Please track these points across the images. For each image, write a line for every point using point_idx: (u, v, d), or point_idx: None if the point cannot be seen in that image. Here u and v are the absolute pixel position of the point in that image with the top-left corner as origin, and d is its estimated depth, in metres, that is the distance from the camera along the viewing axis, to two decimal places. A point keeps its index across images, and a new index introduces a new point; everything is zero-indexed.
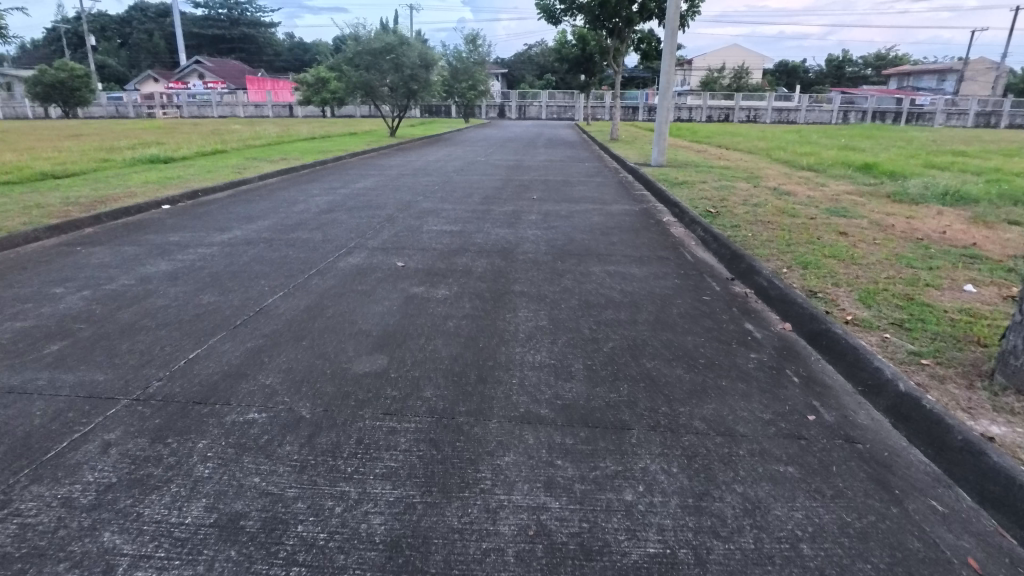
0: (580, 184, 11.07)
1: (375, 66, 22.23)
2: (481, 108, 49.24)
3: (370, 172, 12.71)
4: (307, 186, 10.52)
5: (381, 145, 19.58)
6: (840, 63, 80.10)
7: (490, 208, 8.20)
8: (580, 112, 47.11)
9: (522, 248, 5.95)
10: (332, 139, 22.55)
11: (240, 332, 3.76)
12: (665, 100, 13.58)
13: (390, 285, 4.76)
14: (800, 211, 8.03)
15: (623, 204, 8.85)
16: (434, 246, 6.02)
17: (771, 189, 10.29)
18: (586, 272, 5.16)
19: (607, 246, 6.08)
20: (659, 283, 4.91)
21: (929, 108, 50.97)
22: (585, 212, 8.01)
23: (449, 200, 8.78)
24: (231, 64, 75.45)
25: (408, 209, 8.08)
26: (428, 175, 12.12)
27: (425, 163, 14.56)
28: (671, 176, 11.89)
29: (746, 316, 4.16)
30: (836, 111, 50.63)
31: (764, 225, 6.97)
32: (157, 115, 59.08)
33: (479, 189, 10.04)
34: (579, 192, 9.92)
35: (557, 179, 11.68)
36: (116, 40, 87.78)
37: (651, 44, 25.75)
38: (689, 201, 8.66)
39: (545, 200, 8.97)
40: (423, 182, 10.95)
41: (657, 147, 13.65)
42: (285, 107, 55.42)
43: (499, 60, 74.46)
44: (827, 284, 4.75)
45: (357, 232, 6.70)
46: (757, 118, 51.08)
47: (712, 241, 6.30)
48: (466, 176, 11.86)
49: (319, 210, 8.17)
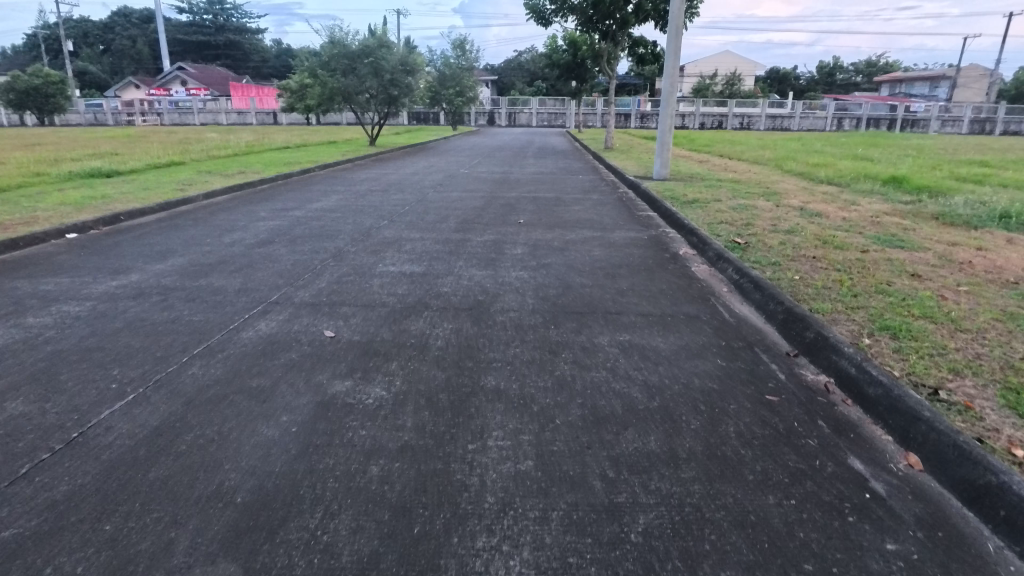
0: (573, 202, 9.59)
1: (352, 70, 20.78)
2: (469, 114, 47.83)
3: (336, 188, 11.19)
4: (256, 207, 8.98)
5: (357, 155, 18.05)
6: (832, 70, 79.57)
7: (466, 237, 6.71)
8: (571, 120, 45.92)
9: (502, 302, 4.44)
10: (307, 149, 21.02)
11: (12, 498, 2.22)
12: (669, 106, 12.15)
13: (302, 374, 3.23)
14: (844, 240, 6.59)
15: (627, 229, 7.38)
16: (384, 300, 4.51)
17: (797, 209, 8.82)
18: (590, 345, 3.66)
19: (613, 297, 4.58)
20: (696, 366, 3.40)
21: (925, 115, 50.17)
22: (582, 243, 6.51)
23: (419, 226, 7.28)
24: (214, 71, 73.78)
25: (366, 239, 6.57)
26: (400, 191, 10.61)
27: (401, 177, 13.07)
28: (678, 192, 10.44)
29: (844, 441, 2.67)
30: (831, 119, 49.80)
31: (811, 264, 5.50)
32: (136, 123, 57.24)
33: (457, 210, 8.55)
34: (573, 213, 8.45)
35: (548, 196, 10.23)
36: (99, 46, 85.89)
37: (646, 49, 24.30)
38: (708, 227, 7.17)
39: (534, 225, 7.49)
40: (393, 201, 9.45)
41: (659, 159, 12.20)
42: (268, 114, 53.99)
43: (489, 67, 73.46)
44: (941, 371, 3.28)
45: (290, 274, 5.19)
46: (751, 124, 50.08)
47: (751, 287, 4.81)
48: (444, 194, 10.38)
49: (256, 239, 6.65)
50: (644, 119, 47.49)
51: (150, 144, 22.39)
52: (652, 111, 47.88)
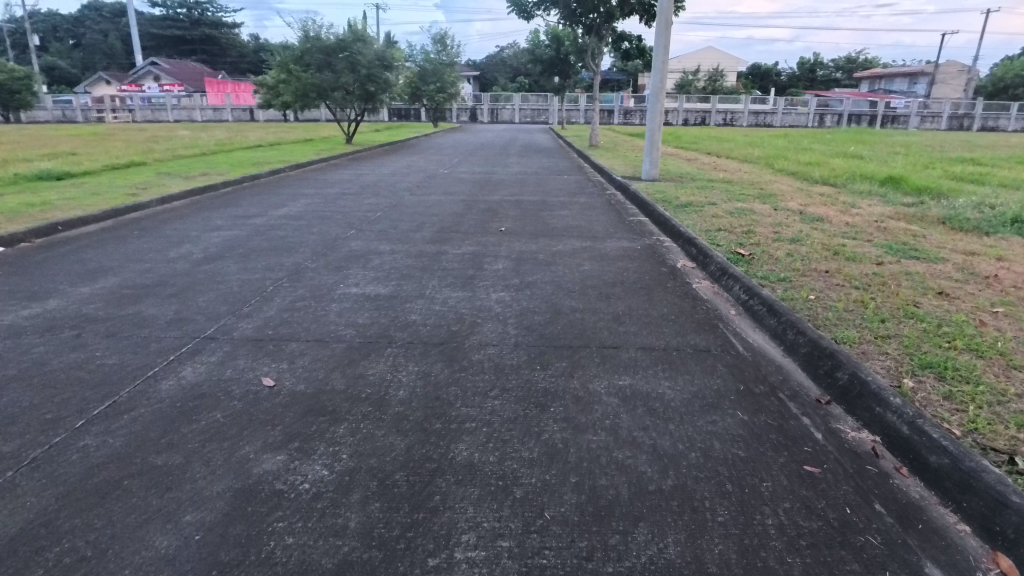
0: (558, 206, 8.97)
1: (327, 65, 19.94)
2: (451, 111, 47.00)
3: (305, 191, 10.46)
4: (214, 214, 8.23)
5: (332, 154, 17.27)
6: (813, 66, 79.93)
7: (442, 249, 6.05)
8: (554, 116, 45.34)
9: (478, 335, 3.80)
10: (281, 147, 20.16)
11: None
12: (658, 102, 11.57)
13: (222, 446, 2.56)
14: (855, 249, 6.04)
15: (618, 238, 6.78)
16: (341, 333, 3.84)
17: (797, 213, 8.28)
18: (583, 394, 3.04)
19: (608, 327, 3.96)
20: (712, 421, 2.80)
21: (905, 111, 50.38)
22: (570, 255, 5.90)
23: (390, 237, 6.61)
24: (189, 66, 71.97)
25: (329, 253, 5.88)
26: (374, 195, 9.90)
27: (377, 178, 12.36)
28: (669, 194, 9.86)
29: (912, 538, 2.09)
30: (813, 115, 49.76)
31: (825, 280, 4.93)
32: (107, 119, 55.50)
33: (433, 216, 7.88)
34: (559, 219, 7.84)
35: (532, 199, 9.61)
36: (70, 42, 83.52)
37: (631, 44, 23.61)
38: (707, 235, 6.59)
39: (517, 233, 6.86)
40: (365, 206, 8.76)
41: (648, 159, 11.63)
42: (245, 111, 52.71)
43: (471, 63, 72.57)
44: (1007, 426, 2.71)
45: (234, 299, 4.49)
46: (735, 120, 49.88)
47: (764, 311, 4.22)
48: (420, 197, 9.70)
49: (205, 254, 5.93)
50: (628, 116, 47.09)
51: (115, 143, 21.39)
52: (635, 107, 47.47)
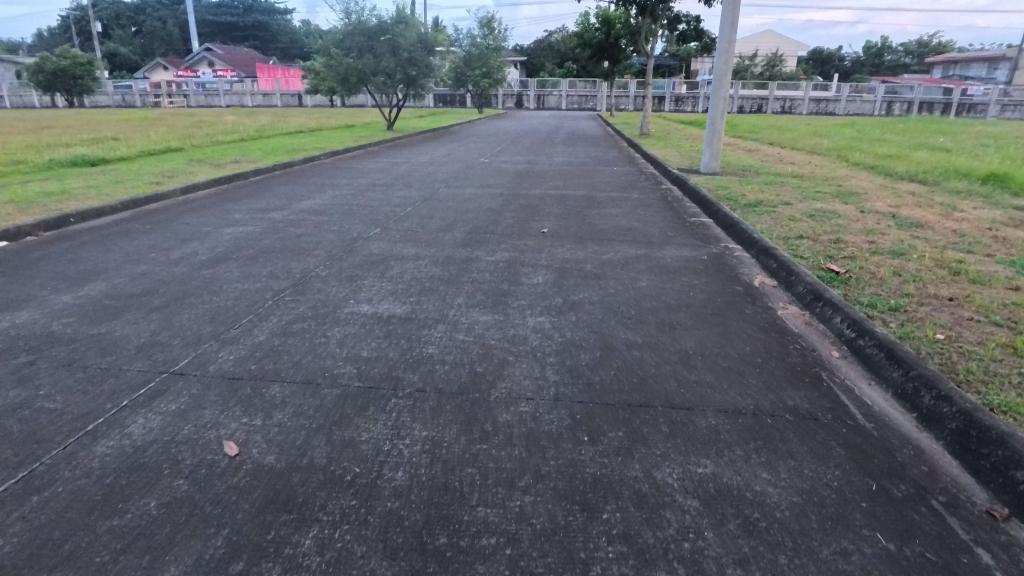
0: (608, 203, 8.03)
1: (369, 49, 19.35)
2: (496, 96, 46.12)
3: (335, 182, 9.82)
4: (234, 207, 7.64)
5: (370, 141, 16.68)
6: (880, 50, 75.21)
7: (473, 255, 5.24)
8: (602, 103, 43.91)
9: (507, 381, 2.98)
10: (320, 133, 19.72)
11: None
12: (722, 87, 10.39)
13: (139, 565, 1.82)
14: (975, 267, 4.94)
15: (678, 244, 5.82)
16: (337, 372, 3.07)
17: (888, 216, 7.12)
18: (648, 490, 2.19)
19: (676, 374, 3.09)
20: (843, 553, 1.92)
21: (984, 99, 46.63)
22: (623, 267, 4.99)
23: (416, 238, 5.85)
24: (242, 52, 73.34)
25: (344, 258, 5.16)
26: (407, 187, 9.19)
27: (412, 168, 11.65)
28: (733, 190, 8.77)
29: None
30: (880, 102, 46.64)
31: (951, 312, 3.90)
32: (162, 104, 56.95)
33: (467, 214, 7.09)
34: (609, 219, 6.92)
35: (577, 194, 8.70)
36: (132, 29, 86.35)
37: (688, 25, 21.70)
38: (786, 243, 5.56)
39: (560, 236, 5.99)
40: (395, 199, 8.04)
41: (708, 150, 10.52)
42: (294, 96, 53.32)
43: (518, 48, 71.34)
44: None
45: (224, 318, 3.80)
46: (793, 108, 47.24)
47: (880, 357, 3.26)
48: (455, 189, 8.92)
49: (210, 256, 5.29)
50: (679, 102, 45.14)
51: (159, 128, 21.39)
52: (686, 93, 45.44)
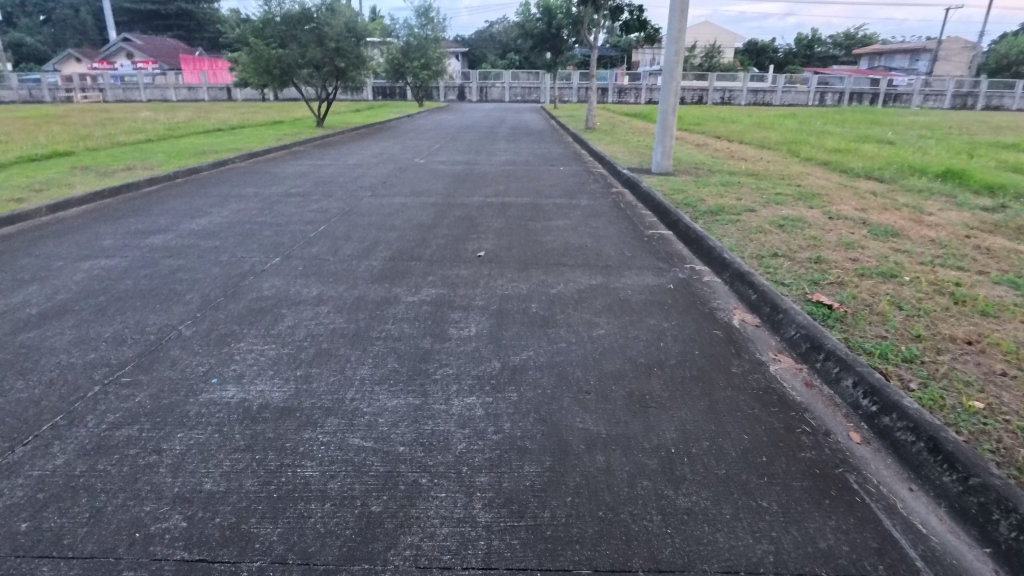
0: (555, 211, 7.12)
1: (292, 39, 17.83)
2: (438, 89, 44.67)
3: (244, 191, 8.55)
4: (108, 230, 6.33)
5: (295, 140, 15.25)
6: (810, 42, 77.63)
7: (390, 294, 4.21)
8: (546, 94, 43.21)
9: (415, 534, 2.00)
10: (242, 130, 18.05)
11: None
12: (673, 79, 9.60)
13: None
14: (978, 291, 4.28)
15: (637, 267, 4.96)
16: (155, 531, 2.02)
17: (861, 223, 6.49)
18: None
19: (657, 496, 2.19)
20: None
21: (908, 89, 48.49)
22: (576, 304, 4.07)
23: (323, 271, 4.76)
24: (165, 42, 68.78)
25: (223, 305, 4.03)
26: (326, 197, 8.01)
27: (338, 172, 10.44)
28: (691, 193, 8.02)
29: None
30: (813, 93, 47.83)
31: (977, 362, 3.18)
32: (75, 98, 52.51)
33: (391, 232, 6.04)
34: (557, 234, 6.00)
35: (521, 200, 7.77)
36: (39, 16, 79.71)
37: (631, 14, 20.95)
38: (761, 265, 4.78)
39: (498, 259, 5.04)
40: (308, 214, 6.88)
41: (659, 147, 9.76)
42: (222, 89, 50.30)
43: (459, 38, 69.75)
44: None
45: (16, 424, 2.66)
46: (732, 99, 47.86)
47: (919, 448, 2.46)
48: (382, 199, 7.81)
49: (44, 307, 4.07)
50: (622, 94, 44.94)
51: (56, 127, 19.13)
52: (629, 84, 45.32)
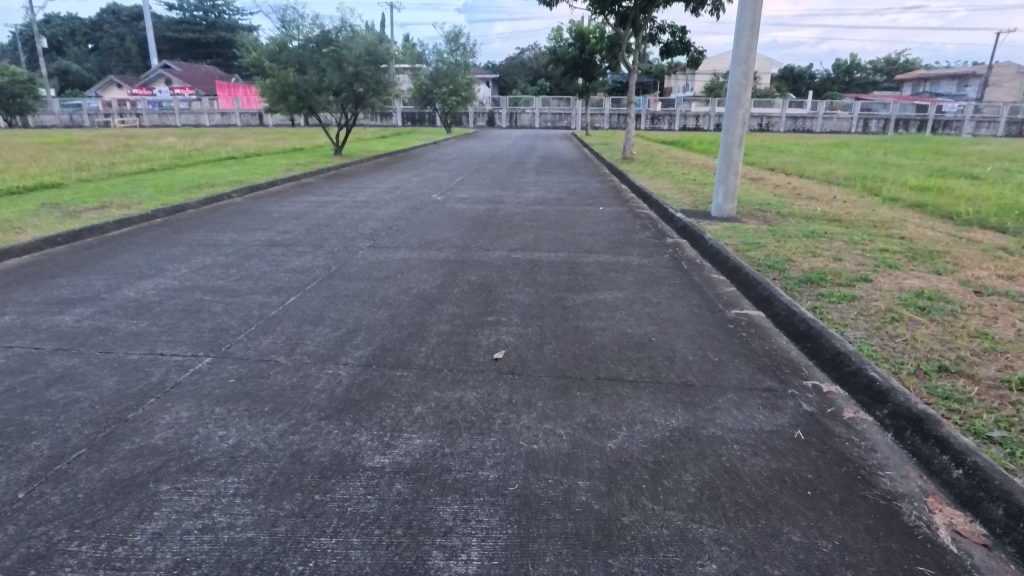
0: (600, 274, 5.48)
1: (310, 62, 16.72)
2: (467, 115, 43.86)
3: (222, 237, 7.14)
4: (23, 296, 4.92)
5: (306, 171, 14.03)
6: (849, 67, 75.36)
7: (347, 450, 2.61)
8: (578, 121, 42.05)
9: None
10: (255, 159, 16.96)
11: None
12: (742, 106, 7.84)
13: None
14: None
15: (734, 387, 3.26)
16: None
17: None
18: None
19: None
20: None
21: (958, 116, 45.94)
22: (655, 483, 2.40)
23: (263, 389, 3.20)
24: (202, 70, 70.14)
25: (74, 470, 2.48)
26: (314, 247, 6.54)
27: (341, 211, 9.02)
28: (770, 248, 6.31)
29: None
30: (856, 120, 45.54)
31: None
32: (112, 123, 53.29)
33: (380, 310, 4.47)
34: (606, 316, 4.35)
35: (554, 255, 6.15)
36: (87, 46, 82.53)
37: (673, 36, 19.38)
38: (935, 396, 3.03)
39: (521, 368, 3.42)
40: (283, 275, 5.39)
41: (721, 187, 8.10)
42: (254, 115, 50.59)
43: (490, 66, 69.53)
44: None
45: None
46: (771, 126, 45.86)
47: None
48: (381, 252, 6.30)
49: None
50: (654, 121, 43.57)
51: (66, 153, 18.30)
52: (661, 110, 44.01)
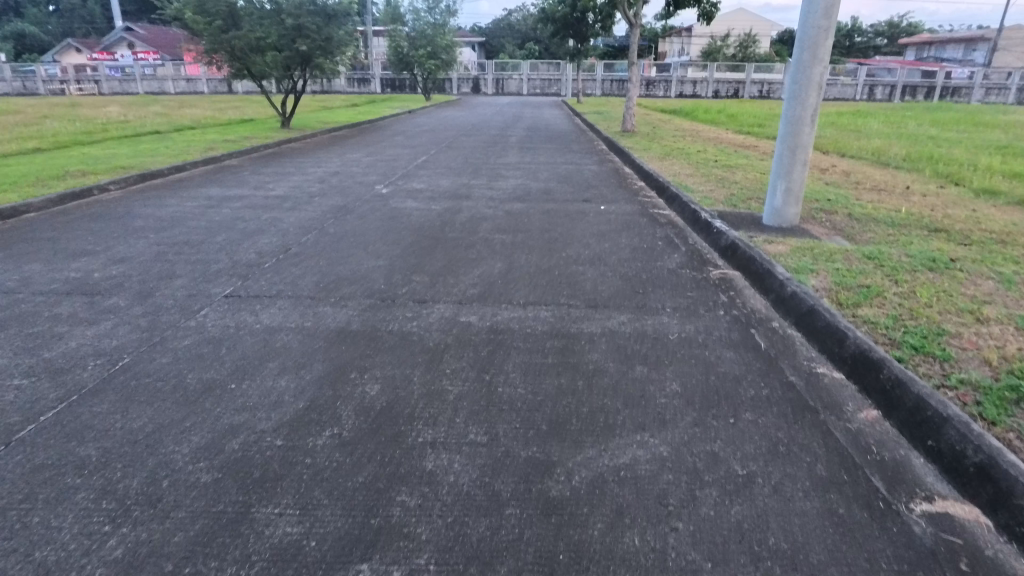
0: (615, 374, 2.93)
1: (243, 13, 13.74)
2: (449, 81, 40.55)
3: (14, 273, 4.53)
4: None
5: (232, 149, 11.27)
6: (850, 30, 71.70)
7: None
8: (568, 87, 38.99)
9: None
10: (183, 133, 14.08)
11: None
12: (822, 56, 5.14)
13: None
14: None
15: None
16: None
17: None
18: None
19: None
20: None
21: (967, 81, 43.21)
22: None
23: None
24: (169, 32, 65.59)
25: None
26: (138, 298, 3.96)
27: (238, 214, 6.38)
28: (888, 295, 3.84)
29: None
30: (862, 87, 42.54)
31: None
32: (69, 89, 49.44)
33: (119, 532, 1.94)
34: (640, 550, 1.85)
35: (532, 316, 3.62)
36: (49, 6, 77.46)
37: None
38: None
39: None
40: (12, 386, 2.83)
41: (780, 182, 5.54)
42: (222, 81, 46.99)
43: (476, 28, 65.48)
44: None
45: None
46: None
47: None
48: (242, 309, 3.74)
49: None
50: (649, 87, 40.50)
51: None
52: (656, 75, 40.88)
